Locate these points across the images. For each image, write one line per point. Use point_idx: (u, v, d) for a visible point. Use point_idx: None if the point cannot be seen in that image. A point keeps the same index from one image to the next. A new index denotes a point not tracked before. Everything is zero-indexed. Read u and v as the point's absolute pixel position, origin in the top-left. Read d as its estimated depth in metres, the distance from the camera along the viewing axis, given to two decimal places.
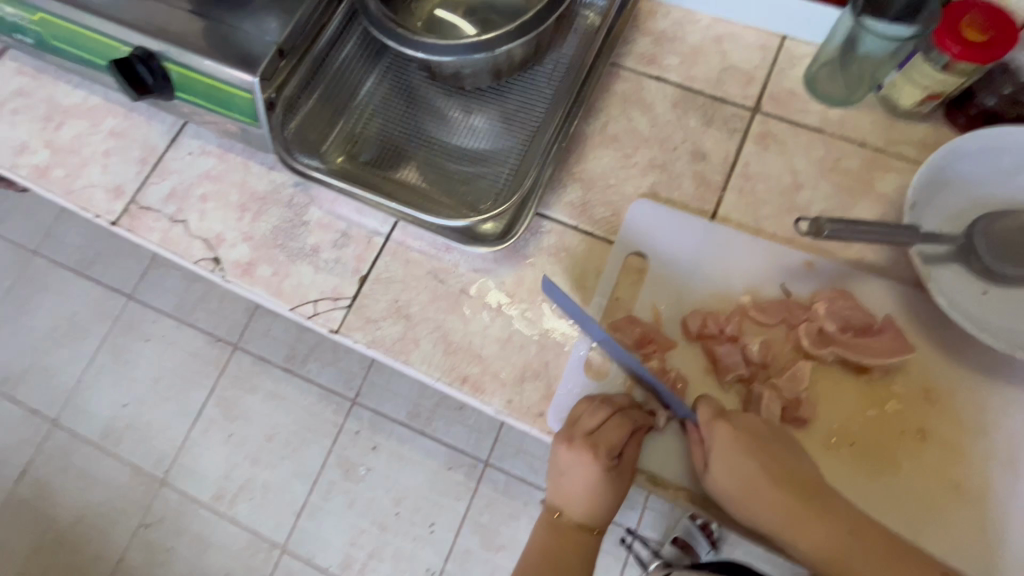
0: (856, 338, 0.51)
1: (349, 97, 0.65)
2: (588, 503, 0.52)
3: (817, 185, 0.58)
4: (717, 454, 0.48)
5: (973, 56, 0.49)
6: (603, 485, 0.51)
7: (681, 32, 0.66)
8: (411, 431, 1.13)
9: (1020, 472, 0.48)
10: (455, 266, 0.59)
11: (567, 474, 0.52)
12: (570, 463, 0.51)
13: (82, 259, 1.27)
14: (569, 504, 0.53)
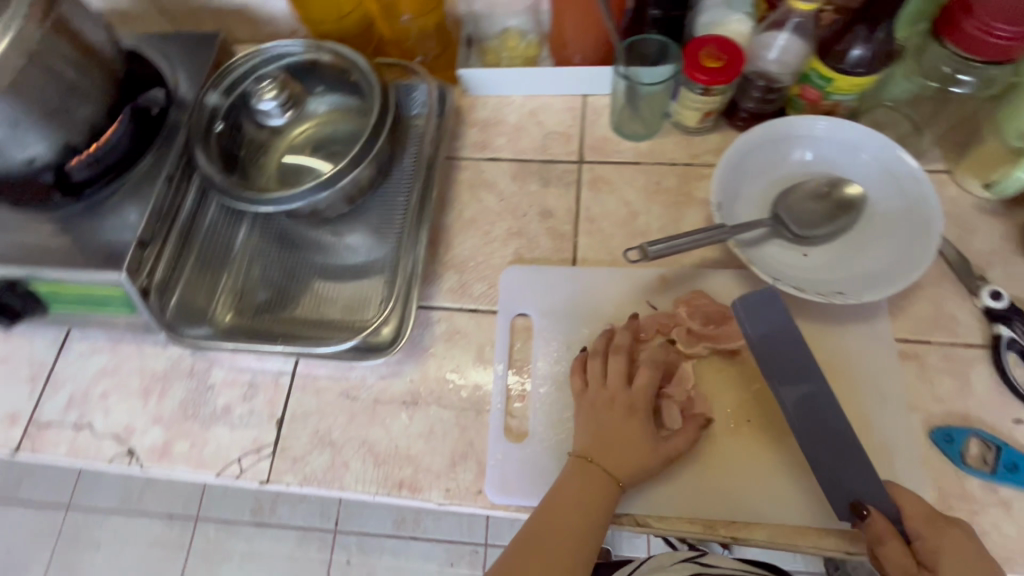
0: (718, 328, 0.58)
1: (224, 255, 0.69)
2: (624, 455, 0.51)
3: (649, 208, 0.67)
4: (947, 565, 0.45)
5: (718, 80, 0.61)
6: (635, 433, 0.52)
7: (501, 115, 0.75)
8: (402, 540, 1.10)
9: (887, 394, 0.55)
10: (363, 380, 0.62)
11: (604, 429, 0.52)
12: (610, 411, 0.53)
13: (6, 486, 1.19)
14: (603, 454, 0.51)
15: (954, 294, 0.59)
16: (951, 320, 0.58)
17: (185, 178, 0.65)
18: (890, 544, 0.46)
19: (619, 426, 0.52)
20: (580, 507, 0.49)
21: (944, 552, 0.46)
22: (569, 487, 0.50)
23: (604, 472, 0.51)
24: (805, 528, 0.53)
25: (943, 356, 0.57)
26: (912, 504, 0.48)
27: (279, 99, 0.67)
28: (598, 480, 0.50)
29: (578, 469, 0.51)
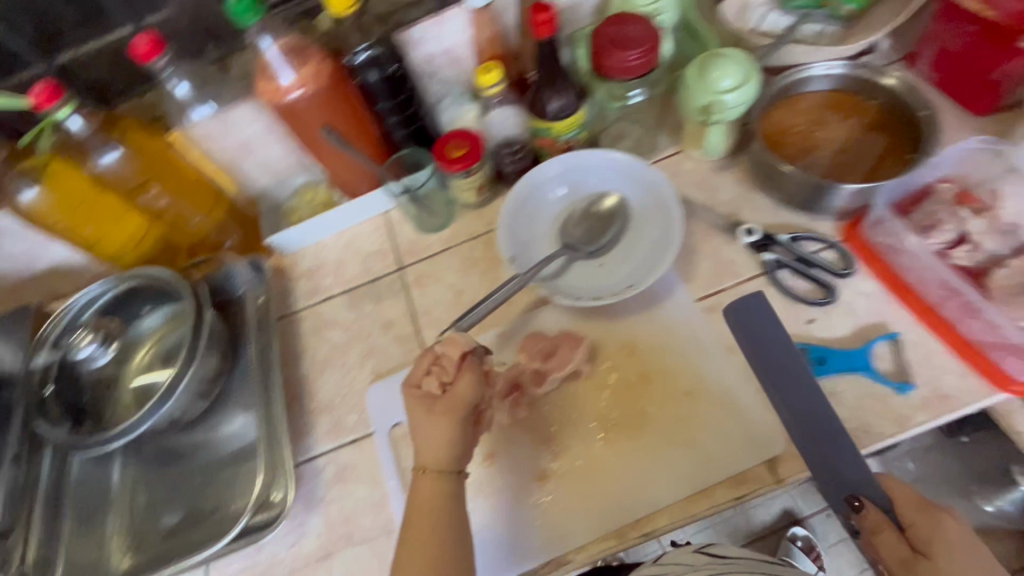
0: (547, 361, 0.64)
1: (104, 502, 0.68)
2: (446, 457, 0.54)
3: (470, 282, 0.75)
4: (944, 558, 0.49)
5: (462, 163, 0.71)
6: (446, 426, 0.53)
7: (321, 258, 0.81)
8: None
9: (708, 351, 0.63)
10: (275, 557, 0.63)
11: (422, 436, 0.54)
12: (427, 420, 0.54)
13: None
14: (431, 462, 0.54)
15: (725, 242, 0.69)
16: (731, 264, 0.68)
17: (34, 450, 0.68)
18: (884, 534, 0.51)
19: (436, 434, 0.53)
20: (432, 518, 0.52)
21: (935, 540, 0.50)
22: (424, 504, 0.53)
23: (437, 475, 0.54)
24: (697, 495, 0.57)
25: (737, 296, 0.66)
26: (903, 498, 0.52)
27: (98, 340, 0.70)
28: (434, 483, 0.53)
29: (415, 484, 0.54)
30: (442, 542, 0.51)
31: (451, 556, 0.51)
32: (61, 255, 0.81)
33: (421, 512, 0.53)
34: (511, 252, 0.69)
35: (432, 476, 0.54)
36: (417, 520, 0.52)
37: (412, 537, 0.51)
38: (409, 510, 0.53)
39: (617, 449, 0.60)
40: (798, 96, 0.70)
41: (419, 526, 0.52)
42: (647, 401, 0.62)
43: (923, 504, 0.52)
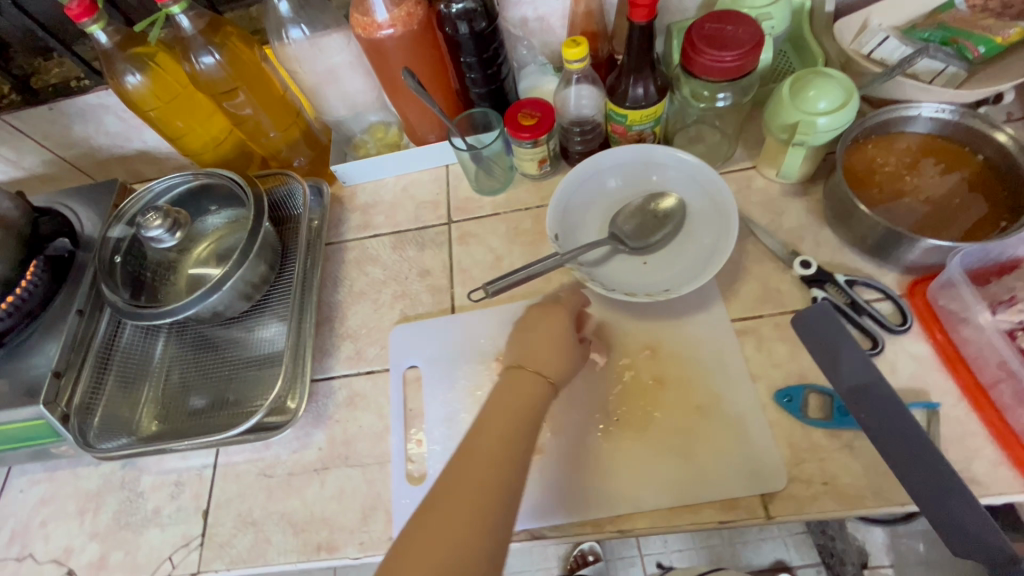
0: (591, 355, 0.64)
1: (144, 368, 0.75)
2: (549, 358, 0.56)
3: (511, 250, 0.76)
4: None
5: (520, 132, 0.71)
6: (557, 346, 0.57)
7: (378, 196, 0.85)
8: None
9: (731, 372, 0.62)
10: (277, 456, 0.68)
11: (532, 343, 0.57)
12: (541, 321, 0.59)
13: None
14: (530, 362, 0.55)
15: (813, 248, 0.67)
16: (778, 293, 0.66)
17: (97, 309, 0.73)
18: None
19: (543, 333, 0.58)
20: (514, 406, 0.51)
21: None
22: (505, 392, 0.52)
23: (531, 372, 0.54)
24: (681, 508, 0.57)
25: (775, 326, 0.64)
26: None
27: (166, 225, 0.71)
28: (528, 379, 0.54)
29: (511, 378, 0.54)
30: (523, 413, 0.51)
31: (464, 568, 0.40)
32: (153, 142, 0.88)
33: (499, 408, 0.51)
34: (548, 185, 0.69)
35: (530, 374, 0.54)
36: (504, 392, 0.52)
37: (492, 422, 0.49)
38: (497, 388, 0.53)
39: (649, 449, 0.60)
40: (895, 135, 0.66)
41: (501, 408, 0.50)
42: (655, 405, 0.62)
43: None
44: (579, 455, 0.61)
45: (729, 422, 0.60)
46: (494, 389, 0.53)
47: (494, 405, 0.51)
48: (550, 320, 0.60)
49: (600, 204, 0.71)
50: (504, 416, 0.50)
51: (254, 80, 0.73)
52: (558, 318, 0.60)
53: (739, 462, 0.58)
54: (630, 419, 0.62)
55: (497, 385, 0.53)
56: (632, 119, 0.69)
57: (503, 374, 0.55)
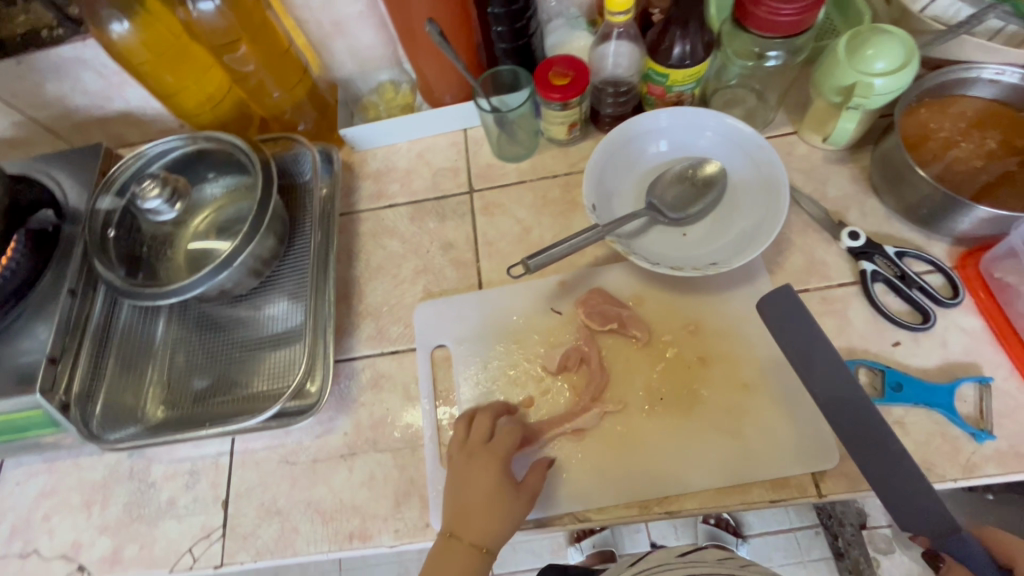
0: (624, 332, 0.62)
1: (146, 351, 0.70)
2: (483, 524, 0.53)
3: (540, 221, 0.71)
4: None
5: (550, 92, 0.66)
6: (497, 506, 0.53)
7: (391, 164, 0.79)
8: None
9: (778, 348, 0.60)
10: (300, 442, 0.64)
11: (464, 493, 0.54)
12: (469, 468, 0.55)
13: None
14: (465, 527, 0.53)
15: (859, 218, 0.65)
16: (823, 265, 0.63)
17: (90, 287, 0.67)
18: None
19: (483, 486, 0.54)
20: (465, 568, 0.52)
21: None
22: (439, 563, 0.52)
23: (466, 543, 0.53)
24: (731, 488, 0.55)
25: (822, 299, 0.62)
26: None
27: (165, 195, 0.64)
28: (463, 556, 0.52)
29: (442, 548, 0.53)
30: (471, 571, 0.52)
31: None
32: (137, 102, 0.80)
33: (443, 555, 0.53)
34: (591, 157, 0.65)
35: (466, 546, 0.53)
36: (453, 546, 0.53)
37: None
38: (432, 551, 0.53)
39: (696, 428, 0.58)
40: (951, 99, 0.63)
41: (446, 573, 0.52)
42: (700, 383, 0.59)
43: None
44: (620, 436, 0.58)
45: (776, 399, 0.58)
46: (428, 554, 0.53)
47: (441, 560, 0.52)
48: (488, 468, 0.54)
49: (636, 172, 0.67)
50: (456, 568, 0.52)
51: (257, 31, 0.66)
52: (498, 465, 0.55)
53: (790, 440, 0.56)
54: (675, 397, 0.59)
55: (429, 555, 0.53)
56: (672, 80, 0.65)
57: (434, 544, 0.54)
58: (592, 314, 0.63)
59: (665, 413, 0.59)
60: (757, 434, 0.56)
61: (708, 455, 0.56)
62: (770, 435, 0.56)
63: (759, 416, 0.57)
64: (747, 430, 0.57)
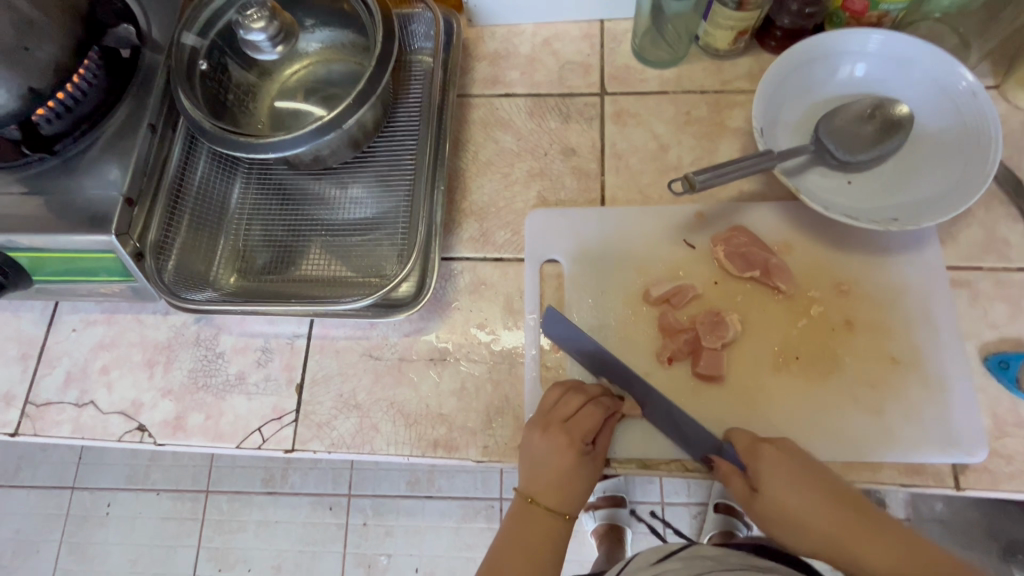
0: (762, 280, 0.55)
1: (220, 213, 0.63)
2: (564, 494, 0.50)
3: (679, 140, 0.62)
4: (766, 477, 0.48)
5: None
6: (576, 472, 0.50)
7: (511, 47, 0.69)
8: (269, 496, 1.18)
9: (939, 326, 0.53)
10: (385, 338, 0.59)
11: (546, 471, 0.50)
12: (545, 450, 0.50)
13: (45, 504, 1.20)
14: (543, 494, 0.50)
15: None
16: (1003, 244, 0.55)
17: (170, 127, 0.60)
18: (733, 482, 0.50)
19: (556, 466, 0.50)
20: (532, 543, 0.50)
21: (768, 474, 0.48)
22: (520, 538, 0.50)
23: (546, 509, 0.50)
24: (861, 465, 0.50)
25: (996, 282, 0.54)
26: (738, 438, 0.50)
27: (271, 32, 0.55)
28: (544, 522, 0.50)
29: (521, 516, 0.51)
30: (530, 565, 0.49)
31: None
32: None
33: (511, 544, 0.50)
34: (771, 71, 0.55)
35: (546, 516, 0.50)
36: (506, 554, 0.49)
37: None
38: (504, 532, 0.51)
39: (831, 396, 0.52)
40: None
41: None
42: (845, 348, 0.53)
43: (753, 443, 0.49)
44: (744, 393, 0.53)
45: (927, 381, 0.52)
46: (507, 519, 0.51)
47: (502, 557, 0.49)
48: (558, 450, 0.50)
49: (812, 99, 0.57)
50: (518, 566, 0.49)
51: None
52: (570, 448, 0.50)
53: (935, 426, 0.50)
54: (813, 361, 0.53)
55: (507, 525, 0.51)
56: None
57: (514, 506, 0.51)
58: (730, 254, 0.56)
59: (797, 373, 0.53)
60: (900, 416, 0.51)
61: (842, 427, 0.51)
62: (915, 418, 0.51)
63: (904, 395, 0.52)
64: (888, 409, 0.51)
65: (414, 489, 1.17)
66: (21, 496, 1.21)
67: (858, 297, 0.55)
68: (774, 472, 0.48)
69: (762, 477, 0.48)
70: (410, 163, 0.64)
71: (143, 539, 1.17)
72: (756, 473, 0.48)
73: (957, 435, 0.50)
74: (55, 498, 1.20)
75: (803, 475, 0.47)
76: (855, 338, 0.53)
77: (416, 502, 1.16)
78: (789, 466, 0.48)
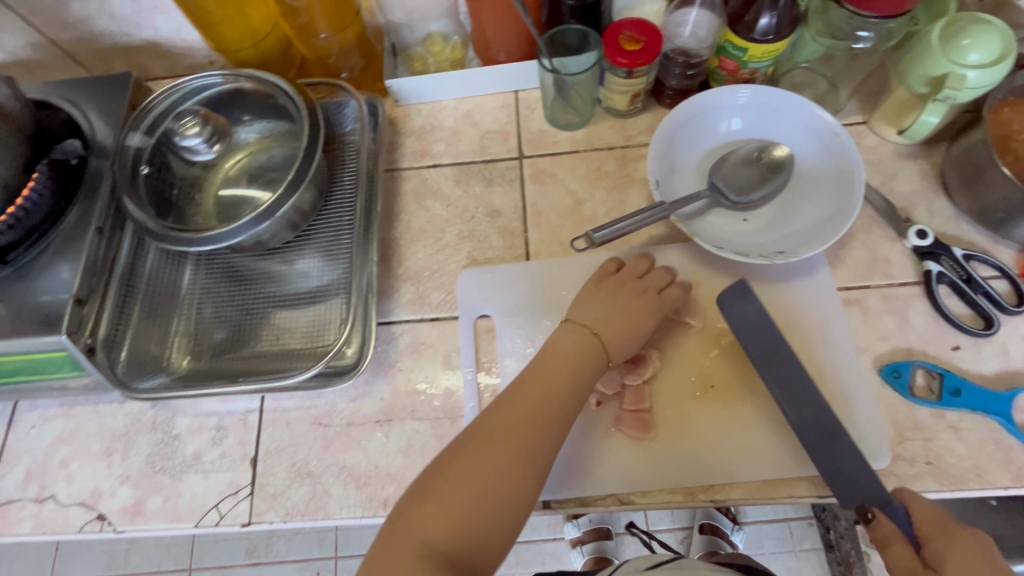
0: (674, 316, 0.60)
1: (171, 300, 0.67)
2: (614, 327, 0.56)
3: (592, 194, 0.68)
4: (954, 561, 0.43)
5: (613, 56, 0.62)
6: (637, 309, 0.57)
7: (436, 121, 0.75)
8: (255, 567, 1.17)
9: (837, 343, 0.58)
10: (333, 405, 0.62)
11: (614, 305, 0.57)
12: (624, 300, 0.57)
13: None
14: (604, 327, 0.55)
15: (927, 217, 0.63)
16: (886, 263, 0.61)
17: (118, 227, 0.64)
18: (891, 547, 0.45)
19: (617, 302, 0.57)
20: (550, 387, 0.52)
21: (952, 557, 0.43)
22: (549, 361, 0.53)
23: (597, 339, 0.55)
24: (779, 482, 0.54)
25: (883, 298, 0.60)
26: (921, 509, 0.47)
27: (205, 134, 0.61)
28: (590, 350, 0.54)
29: (558, 344, 0.54)
30: (539, 419, 0.49)
31: (472, 503, 0.44)
32: (166, 32, 0.75)
33: (528, 385, 0.52)
34: (659, 129, 0.62)
35: (593, 342, 0.54)
36: (530, 382, 0.52)
37: (506, 430, 0.48)
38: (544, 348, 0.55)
39: (746, 419, 0.56)
40: None
41: (506, 419, 0.49)
42: (754, 373, 0.58)
43: (940, 521, 0.46)
44: (667, 425, 0.57)
45: (829, 395, 0.56)
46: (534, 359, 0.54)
47: (513, 402, 0.50)
48: (642, 298, 0.58)
49: (700, 150, 0.64)
50: (535, 394, 0.51)
51: None
52: (648, 299, 0.58)
53: None
54: (726, 387, 0.57)
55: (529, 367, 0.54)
56: (751, 55, 0.61)
57: (566, 324, 0.56)
58: (627, 271, 0.60)
59: (714, 400, 0.57)
60: None
61: (758, 448, 0.55)
62: None
63: None
64: None
65: None
66: None
67: None
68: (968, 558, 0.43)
69: (944, 554, 0.43)
70: (348, 237, 0.69)
71: None
72: (941, 548, 0.44)
73: (862, 444, 0.54)
74: None
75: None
76: None
77: None
78: (985, 564, 0.42)
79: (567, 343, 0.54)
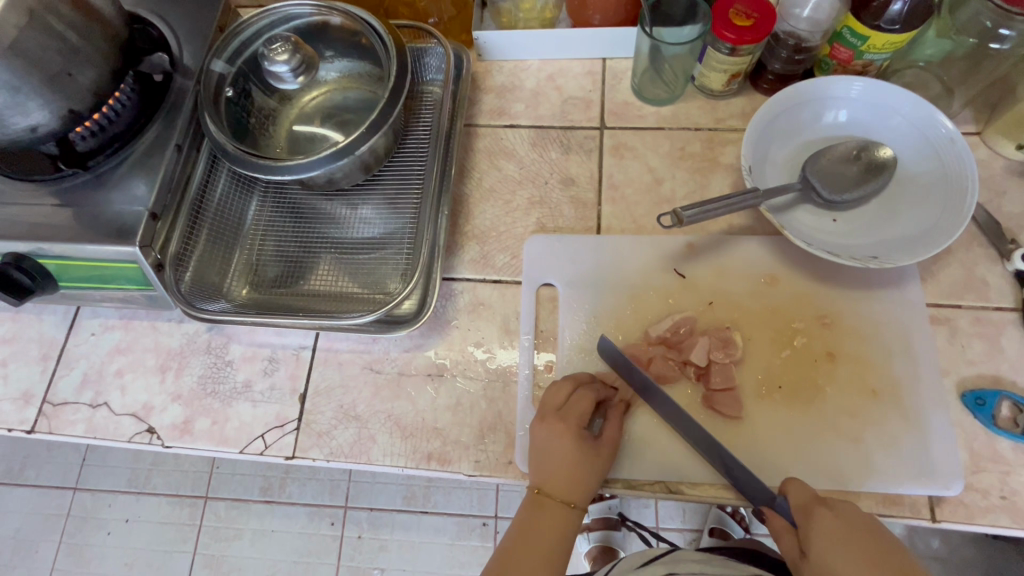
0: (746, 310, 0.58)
1: (236, 229, 0.67)
2: (572, 485, 0.52)
3: (673, 174, 0.66)
4: (821, 542, 0.46)
5: (723, 30, 0.58)
6: (578, 464, 0.52)
7: (517, 81, 0.73)
8: (267, 505, 1.19)
9: (919, 360, 0.55)
10: (386, 353, 0.61)
11: (551, 465, 0.52)
12: (548, 438, 0.52)
13: (50, 504, 1.22)
14: (551, 485, 0.52)
15: None
16: (982, 284, 0.58)
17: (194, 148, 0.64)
18: (783, 538, 0.49)
19: (560, 454, 0.52)
20: (553, 533, 0.52)
21: (817, 536, 0.46)
22: (533, 529, 0.52)
23: (557, 501, 0.52)
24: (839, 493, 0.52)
25: (974, 319, 0.57)
26: (796, 492, 0.49)
27: (293, 63, 0.60)
28: (556, 511, 0.52)
29: (534, 506, 0.52)
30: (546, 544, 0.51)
31: None
32: None
33: (524, 529, 0.52)
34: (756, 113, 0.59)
35: (556, 505, 0.52)
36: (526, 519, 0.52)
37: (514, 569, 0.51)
38: (519, 525, 0.53)
39: (810, 424, 0.54)
40: None
41: (512, 561, 0.51)
42: (825, 379, 0.55)
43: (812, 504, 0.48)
44: (725, 420, 0.55)
45: (903, 413, 0.54)
46: (521, 510, 0.53)
47: (516, 539, 0.52)
48: (562, 437, 0.52)
49: (797, 141, 0.61)
50: (531, 549, 0.51)
51: None
52: (572, 432, 0.52)
53: (913, 457, 0.52)
54: (794, 389, 0.55)
55: (520, 517, 0.53)
56: (869, 45, 0.57)
57: (526, 499, 0.53)
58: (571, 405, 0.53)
59: (778, 401, 0.55)
60: (878, 445, 0.53)
61: (820, 456, 0.53)
62: (891, 448, 0.53)
63: (882, 426, 0.53)
64: (866, 439, 0.53)
65: (411, 503, 1.18)
66: (24, 494, 1.23)
67: (839, 329, 0.57)
68: (833, 538, 0.46)
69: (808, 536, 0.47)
70: (417, 187, 0.67)
71: (140, 543, 1.18)
72: (807, 535, 0.47)
73: (932, 467, 0.51)
74: (57, 499, 1.22)
75: (862, 541, 0.46)
76: (836, 368, 0.55)
77: (411, 516, 1.17)
78: (844, 537, 0.46)
79: (539, 466, 0.53)
